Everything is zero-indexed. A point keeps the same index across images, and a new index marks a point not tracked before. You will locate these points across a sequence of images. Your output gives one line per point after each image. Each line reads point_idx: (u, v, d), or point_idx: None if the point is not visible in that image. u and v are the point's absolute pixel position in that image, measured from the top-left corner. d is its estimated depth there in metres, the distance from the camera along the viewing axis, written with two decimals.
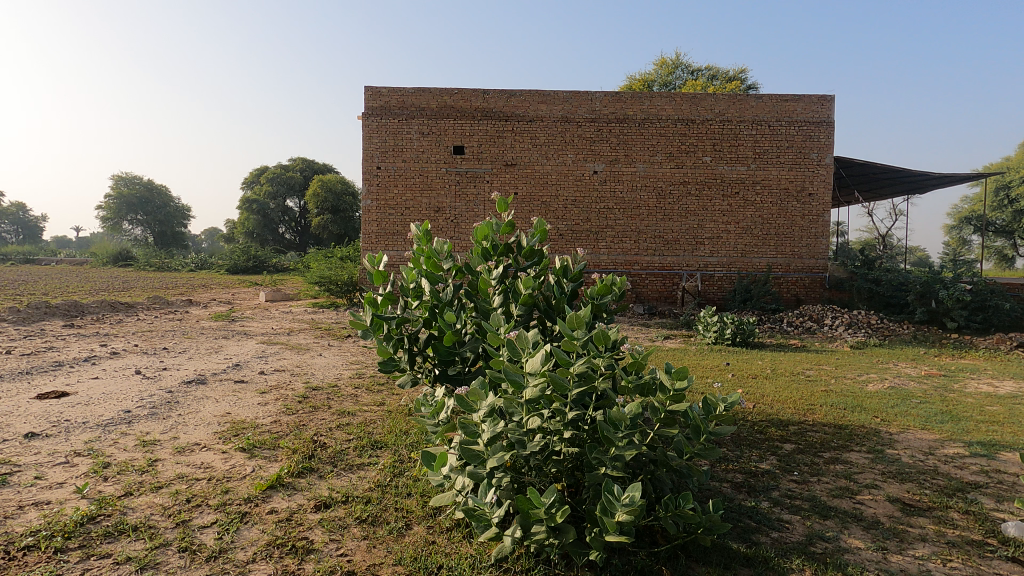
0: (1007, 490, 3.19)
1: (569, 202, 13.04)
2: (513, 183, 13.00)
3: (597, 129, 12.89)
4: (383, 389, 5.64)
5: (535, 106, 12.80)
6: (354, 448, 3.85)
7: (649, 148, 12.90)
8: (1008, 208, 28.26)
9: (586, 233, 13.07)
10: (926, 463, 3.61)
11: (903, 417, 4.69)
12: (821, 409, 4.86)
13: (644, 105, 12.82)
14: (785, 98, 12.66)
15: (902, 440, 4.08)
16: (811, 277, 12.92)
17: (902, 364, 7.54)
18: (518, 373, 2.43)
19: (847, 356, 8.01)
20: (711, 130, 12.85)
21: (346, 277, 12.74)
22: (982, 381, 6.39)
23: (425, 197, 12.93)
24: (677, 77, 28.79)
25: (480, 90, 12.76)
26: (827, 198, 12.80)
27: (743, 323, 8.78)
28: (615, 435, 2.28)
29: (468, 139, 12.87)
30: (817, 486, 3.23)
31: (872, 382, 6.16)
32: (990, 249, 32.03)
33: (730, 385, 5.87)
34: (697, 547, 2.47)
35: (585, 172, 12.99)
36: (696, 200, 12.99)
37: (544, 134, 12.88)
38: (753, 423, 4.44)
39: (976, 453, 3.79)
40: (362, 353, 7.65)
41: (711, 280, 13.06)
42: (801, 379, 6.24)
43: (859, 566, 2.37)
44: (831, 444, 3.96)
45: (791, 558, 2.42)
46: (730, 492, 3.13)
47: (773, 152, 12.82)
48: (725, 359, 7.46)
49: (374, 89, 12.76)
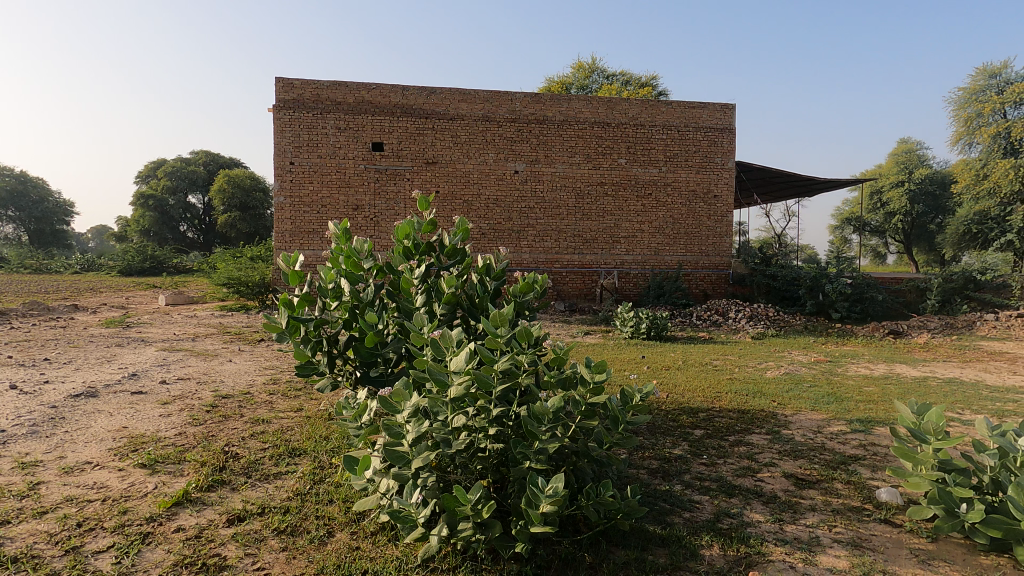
0: (881, 460, 3.59)
1: (491, 202, 13.10)
2: (435, 181, 12.86)
3: (518, 129, 13.05)
4: (300, 395, 5.41)
5: (455, 104, 12.74)
6: (270, 457, 3.67)
7: (568, 149, 13.25)
8: (881, 210, 31.70)
9: (508, 232, 13.20)
10: (816, 441, 3.99)
11: (797, 400, 5.16)
12: (726, 397, 5.22)
13: (563, 106, 13.15)
14: (692, 105, 13.48)
15: (795, 421, 4.48)
16: (717, 274, 13.84)
17: (795, 352, 8.29)
18: (442, 373, 2.49)
19: (749, 347, 8.67)
20: (625, 133, 13.39)
21: (257, 279, 12.06)
22: (860, 365, 7.19)
23: (343, 194, 12.50)
24: (594, 80, 29.79)
25: (399, 86, 12.52)
26: (730, 200, 13.77)
27: (657, 318, 9.35)
28: (539, 429, 2.37)
29: (387, 136, 12.58)
30: (723, 467, 3.48)
31: (770, 369, 6.74)
32: (867, 248, 36.00)
33: (644, 376, 6.19)
34: (617, 532, 2.55)
35: (506, 172, 13.10)
36: (612, 200, 13.50)
37: (464, 132, 12.84)
38: (667, 411, 4.70)
39: (856, 429, 4.24)
40: (277, 357, 7.27)
41: (628, 277, 13.65)
42: (709, 369, 6.67)
43: (761, 538, 2.55)
44: (736, 427, 4.28)
45: (701, 536, 2.57)
46: (646, 478, 3.28)
47: (682, 155, 13.59)
48: (641, 352, 7.86)
49: (286, 80, 12.13)
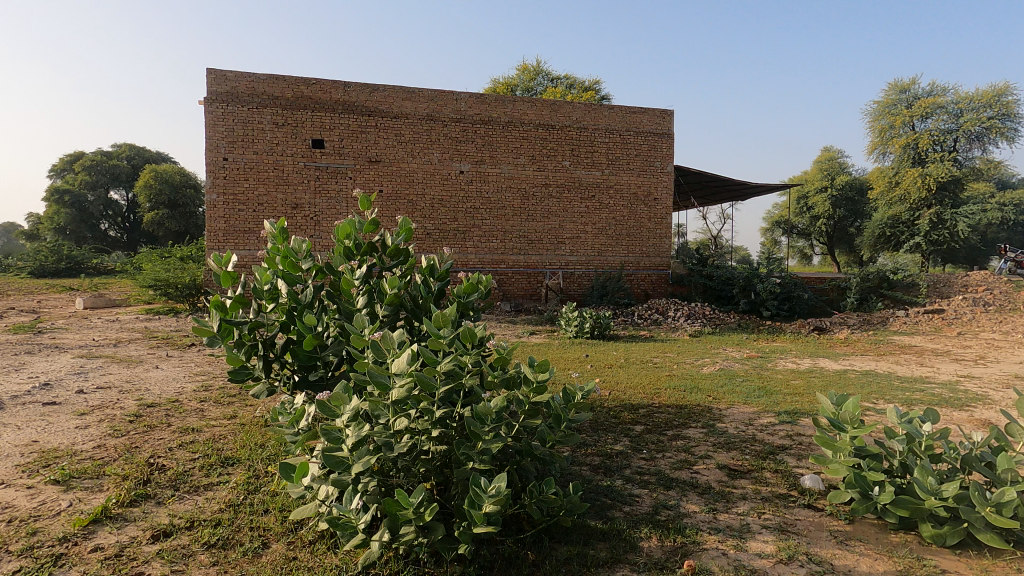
0: (806, 449, 3.81)
1: (436, 202, 12.97)
2: (378, 180, 12.61)
3: (463, 129, 13.00)
4: (235, 401, 5.16)
5: (399, 102, 12.55)
6: (200, 468, 3.48)
7: (513, 150, 13.32)
8: (807, 214, 33.72)
9: (454, 232, 13.12)
10: (747, 432, 4.19)
11: (730, 394, 5.41)
12: (665, 393, 5.41)
13: (508, 108, 13.22)
14: (633, 110, 13.88)
15: (728, 415, 4.70)
16: (657, 274, 14.30)
17: (729, 348, 8.68)
18: (383, 375, 2.46)
19: (687, 344, 9.01)
20: (569, 135, 13.61)
21: (187, 280, 11.42)
22: (788, 360, 7.62)
23: (281, 192, 12.05)
24: (539, 83, 30.12)
25: (340, 82, 12.19)
26: (669, 203, 14.27)
27: (601, 317, 9.55)
28: (483, 429, 2.39)
29: (328, 132, 12.23)
30: (662, 461, 3.60)
31: (706, 365, 7.03)
32: (795, 249, 38.22)
33: (587, 375, 6.32)
34: (559, 529, 2.59)
35: (451, 172, 13.02)
36: (557, 202, 13.69)
37: (408, 131, 12.67)
38: (609, 408, 4.82)
39: (783, 420, 4.49)
40: (208, 363, 6.91)
41: (572, 278, 13.87)
42: (650, 367, 6.89)
43: (696, 528, 2.66)
44: (674, 422, 4.44)
45: (640, 528, 2.65)
46: (588, 474, 3.34)
47: (624, 159, 13.96)
48: (585, 351, 8.01)
49: (218, 72, 11.53)
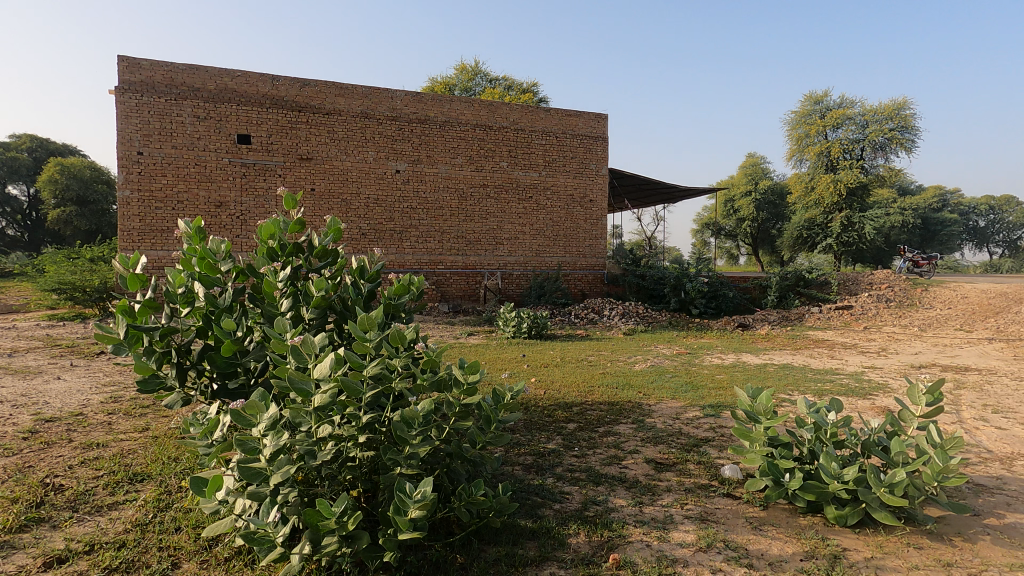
0: (727, 441, 4.01)
1: (371, 202, 12.68)
2: (309, 178, 12.17)
3: (398, 128, 12.78)
4: (148, 413, 4.83)
5: (331, 98, 12.18)
6: (104, 486, 3.22)
7: (450, 150, 13.23)
8: (733, 216, 35.52)
9: (390, 233, 12.87)
10: (674, 426, 4.36)
11: (660, 390, 5.61)
12: (598, 390, 5.53)
13: (445, 107, 13.12)
14: (569, 113, 14.14)
15: (657, 410, 4.87)
16: (593, 274, 14.65)
17: (660, 345, 9.00)
18: (304, 381, 2.37)
19: (621, 342, 9.27)
20: (506, 137, 13.69)
21: (96, 283, 10.57)
22: (713, 355, 7.99)
23: (204, 189, 11.41)
24: (477, 83, 30.11)
25: (268, 76, 11.68)
26: (604, 205, 14.65)
27: (538, 318, 9.66)
28: (409, 433, 2.35)
29: (255, 128, 11.69)
30: (593, 457, 3.67)
31: (638, 363, 7.26)
32: (723, 249, 40.21)
33: (523, 374, 6.37)
34: (489, 530, 2.59)
35: (386, 171, 12.76)
36: (494, 202, 13.73)
37: (341, 129, 12.31)
38: (543, 407, 4.87)
39: (707, 413, 4.70)
40: (119, 372, 6.42)
41: (510, 278, 13.95)
42: (584, 365, 7.03)
43: (622, 522, 2.73)
44: (605, 419, 4.55)
45: (569, 525, 2.69)
46: (521, 473, 3.36)
47: (560, 161, 14.20)
48: (522, 351, 8.07)
49: (131, 60, 10.75)
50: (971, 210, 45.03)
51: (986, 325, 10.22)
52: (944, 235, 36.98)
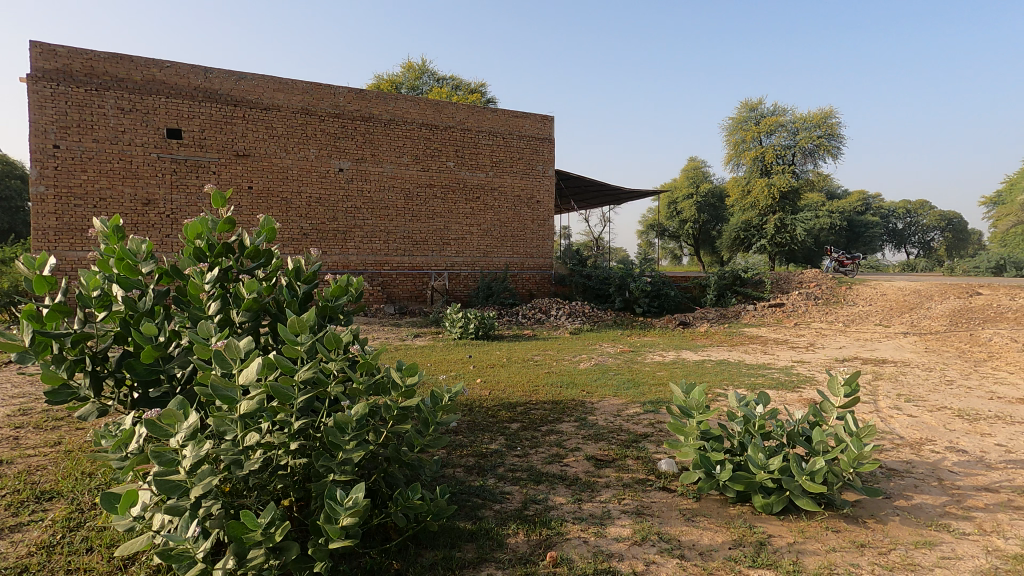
0: (664, 435, 4.13)
1: (313, 201, 12.30)
2: (246, 175, 11.67)
3: (341, 125, 12.46)
4: (61, 425, 4.49)
5: (269, 93, 11.73)
6: (6, 507, 2.97)
7: (396, 149, 13.03)
8: (676, 218, 36.72)
9: (333, 233, 12.53)
10: (615, 423, 4.45)
11: (603, 388, 5.72)
12: (543, 390, 5.57)
13: (390, 105, 12.89)
14: (515, 114, 14.22)
15: (599, 407, 4.96)
16: (540, 274, 14.79)
17: (605, 344, 9.18)
18: (228, 388, 2.26)
19: (567, 341, 9.39)
20: (453, 137, 13.61)
21: (5, 287, 9.75)
22: (655, 353, 8.22)
23: (129, 186, 10.74)
24: (424, 82, 29.79)
25: (200, 68, 11.13)
26: (550, 206, 14.82)
27: (485, 318, 9.66)
28: (342, 439, 2.29)
29: (187, 122, 11.11)
30: (534, 456, 3.70)
31: (583, 361, 7.37)
32: (667, 250, 41.51)
33: (469, 375, 6.34)
34: (426, 534, 2.55)
35: (329, 169, 12.42)
36: (441, 202, 13.62)
37: (280, 125, 11.88)
38: (487, 408, 4.86)
39: (647, 409, 4.83)
40: (31, 382, 5.95)
41: (457, 279, 13.86)
42: (530, 365, 7.08)
43: (561, 519, 2.76)
44: (548, 418, 4.59)
45: (508, 525, 2.69)
46: (462, 475, 3.34)
47: (507, 162, 14.26)
48: (468, 352, 8.03)
49: (45, 46, 9.98)
50: (891, 213, 48.42)
51: (902, 320, 10.99)
52: (867, 237, 39.59)
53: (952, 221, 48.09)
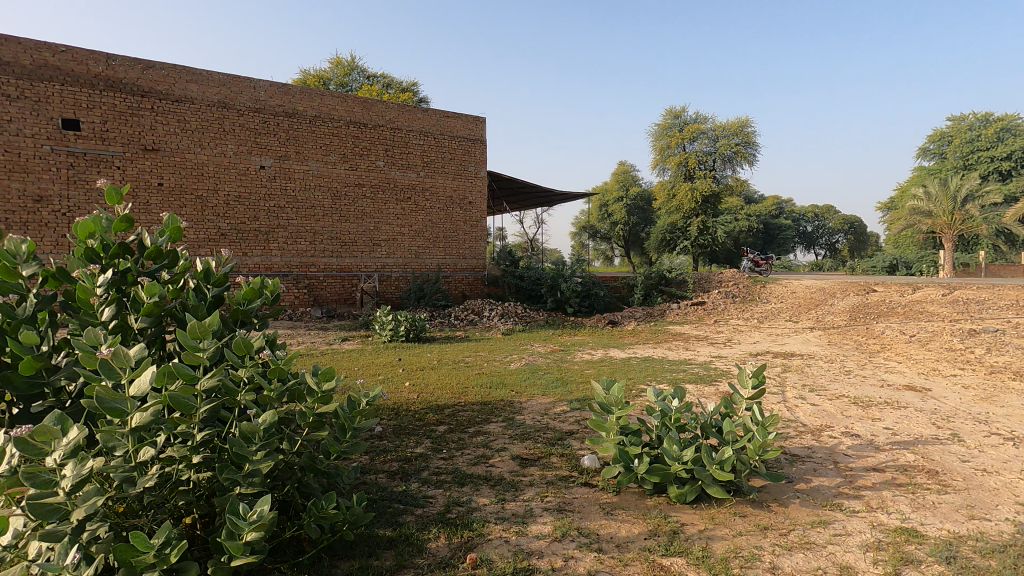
0: (589, 432, 4.22)
1: (232, 199, 11.65)
2: (156, 170, 10.88)
3: (263, 120, 11.90)
4: None
5: (181, 84, 11.02)
6: None
7: (322, 147, 12.59)
8: (608, 220, 37.80)
9: (255, 233, 11.93)
10: (541, 422, 4.50)
11: (532, 387, 5.78)
12: (472, 391, 5.55)
13: (315, 102, 12.45)
14: (447, 114, 14.13)
15: (527, 407, 5.00)
16: (473, 275, 14.76)
17: (536, 344, 9.29)
18: (116, 400, 2.07)
19: (498, 342, 9.42)
20: (382, 135, 13.33)
21: None
22: (584, 352, 8.41)
23: (17, 180, 9.74)
24: (354, 79, 29.02)
25: (101, 54, 10.27)
26: (483, 207, 14.85)
27: (415, 320, 9.51)
28: (249, 450, 2.16)
29: (86, 112, 10.22)
30: (460, 458, 3.67)
31: (513, 362, 7.42)
32: (599, 251, 42.65)
33: (398, 378, 6.21)
34: (342, 544, 2.46)
35: (249, 166, 11.82)
36: (371, 202, 13.30)
37: (195, 118, 11.18)
38: (414, 411, 4.78)
39: (574, 407, 4.92)
40: None
41: (388, 280, 13.57)
42: (460, 366, 7.04)
43: (483, 520, 2.75)
44: (476, 419, 4.57)
45: (429, 529, 2.65)
46: (384, 481, 3.26)
47: (439, 162, 14.15)
48: (398, 355, 7.88)
49: None
50: (801, 217, 52.16)
51: (809, 316, 11.83)
52: (781, 239, 42.44)
53: (854, 224, 52.35)
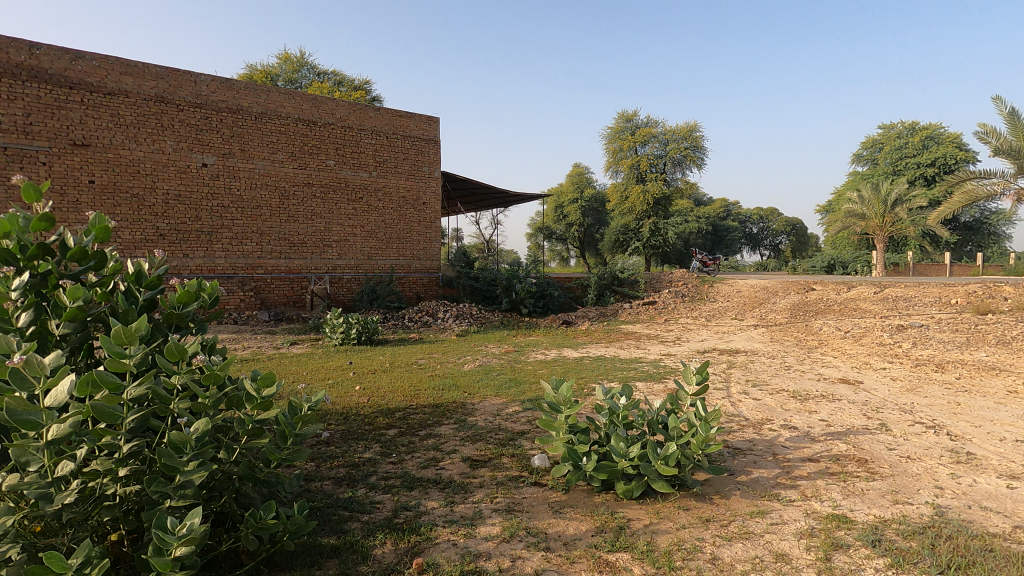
0: (540, 432, 4.25)
1: (171, 198, 11.12)
2: (86, 167, 10.27)
3: (204, 116, 11.41)
4: None
5: (114, 76, 10.42)
6: None
7: (268, 145, 12.19)
8: (563, 221, 38.21)
9: (197, 234, 11.43)
10: (493, 423, 4.50)
11: (484, 388, 5.77)
12: (424, 393, 5.48)
13: (261, 98, 12.04)
14: (399, 114, 13.94)
15: (479, 408, 4.98)
16: (428, 277, 14.62)
17: (491, 345, 9.28)
18: (30, 412, 1.93)
19: (453, 344, 9.35)
20: (333, 134, 13.03)
21: None
22: (538, 352, 8.46)
23: None
24: (303, 76, 28.24)
25: (23, 42, 9.59)
26: (437, 207, 14.74)
27: (368, 322, 9.32)
28: (179, 460, 2.06)
29: (6, 104, 9.52)
30: (409, 462, 3.62)
31: (467, 363, 7.40)
32: (555, 252, 43.06)
33: (348, 382, 6.07)
34: (283, 555, 2.38)
35: (190, 164, 11.32)
36: (321, 203, 12.97)
37: (129, 112, 10.61)
38: (363, 415, 4.69)
39: (526, 407, 4.93)
40: None
41: (340, 282, 13.25)
42: (413, 369, 6.95)
43: (431, 524, 2.71)
44: (427, 422, 4.52)
45: (375, 536, 2.59)
46: (330, 488, 3.18)
47: (391, 162, 13.94)
48: (349, 358, 7.71)
49: None
50: (746, 219, 54.27)
51: (754, 314, 12.31)
52: (728, 240, 44.00)
53: (796, 226, 54.83)
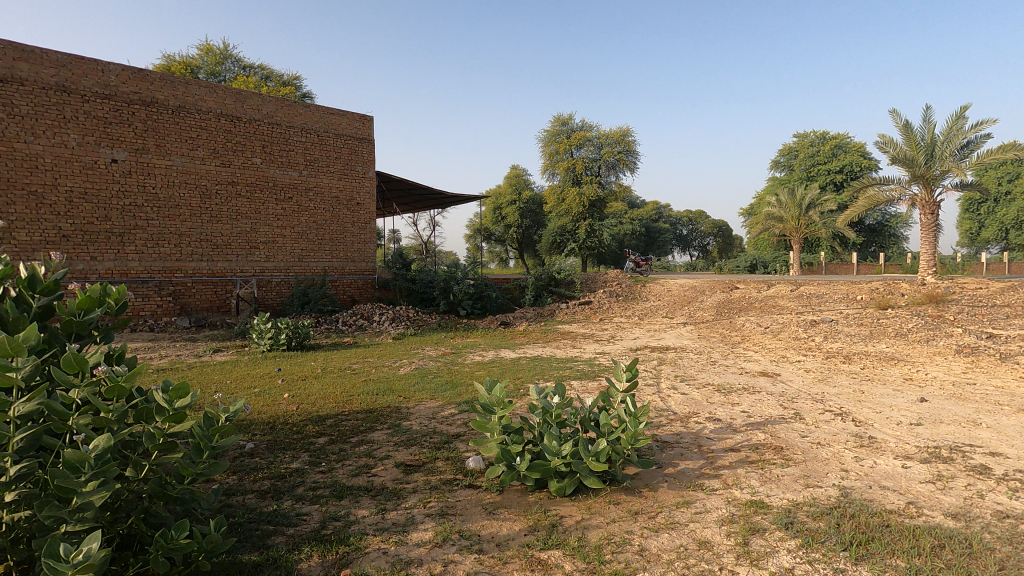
0: (475, 434, 4.23)
1: (76, 196, 10.25)
2: None
3: (114, 108, 10.60)
4: None
5: (6, 61, 9.47)
6: None
7: (188, 140, 11.48)
8: (501, 223, 38.34)
9: (107, 235, 10.59)
10: (428, 427, 4.43)
11: (420, 392, 5.68)
12: (357, 399, 5.33)
13: (178, 90, 11.32)
14: (331, 111, 13.54)
15: (414, 412, 4.90)
16: (363, 279, 14.25)
17: (428, 347, 9.17)
18: None
19: (388, 347, 9.15)
20: (259, 131, 12.46)
21: None
22: (475, 353, 8.43)
23: None
24: (228, 69, 26.81)
25: None
26: (371, 208, 14.41)
27: (298, 327, 8.96)
28: (76, 480, 1.88)
29: None
30: (340, 470, 3.50)
31: (403, 366, 7.26)
32: (494, 253, 43.11)
33: (276, 390, 5.80)
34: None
35: (98, 159, 10.48)
36: (247, 202, 12.36)
37: (26, 102, 9.68)
38: (291, 424, 4.49)
39: (462, 409, 4.90)
40: None
41: (268, 285, 12.67)
42: (346, 374, 6.74)
43: (361, 533, 2.64)
44: (360, 428, 4.40)
45: (301, 549, 2.49)
46: (253, 502, 3.02)
47: (323, 161, 13.51)
48: (278, 365, 7.38)
49: None
50: (677, 221, 56.50)
51: (683, 312, 12.83)
52: (660, 241, 45.66)
53: (722, 228, 57.66)
